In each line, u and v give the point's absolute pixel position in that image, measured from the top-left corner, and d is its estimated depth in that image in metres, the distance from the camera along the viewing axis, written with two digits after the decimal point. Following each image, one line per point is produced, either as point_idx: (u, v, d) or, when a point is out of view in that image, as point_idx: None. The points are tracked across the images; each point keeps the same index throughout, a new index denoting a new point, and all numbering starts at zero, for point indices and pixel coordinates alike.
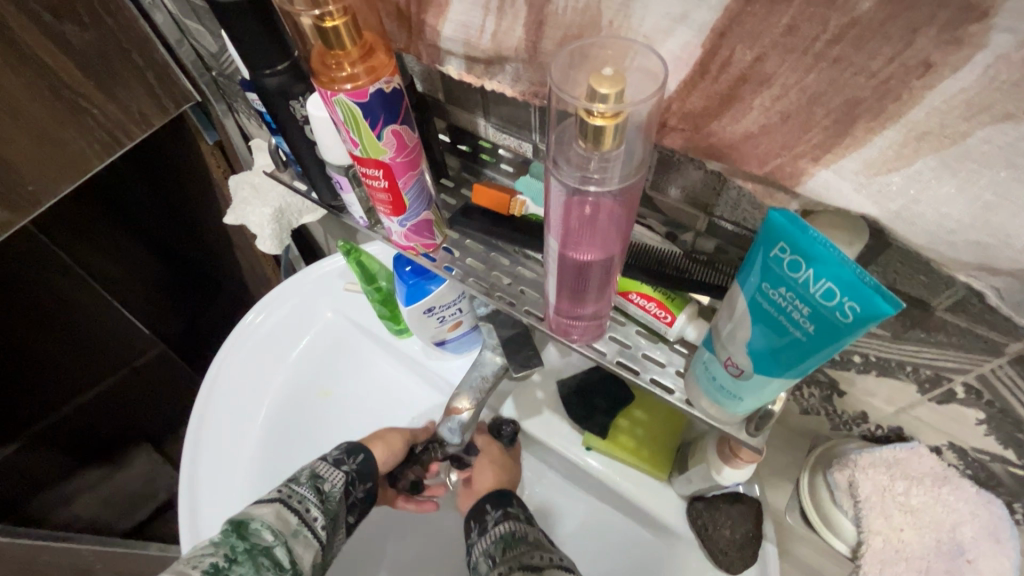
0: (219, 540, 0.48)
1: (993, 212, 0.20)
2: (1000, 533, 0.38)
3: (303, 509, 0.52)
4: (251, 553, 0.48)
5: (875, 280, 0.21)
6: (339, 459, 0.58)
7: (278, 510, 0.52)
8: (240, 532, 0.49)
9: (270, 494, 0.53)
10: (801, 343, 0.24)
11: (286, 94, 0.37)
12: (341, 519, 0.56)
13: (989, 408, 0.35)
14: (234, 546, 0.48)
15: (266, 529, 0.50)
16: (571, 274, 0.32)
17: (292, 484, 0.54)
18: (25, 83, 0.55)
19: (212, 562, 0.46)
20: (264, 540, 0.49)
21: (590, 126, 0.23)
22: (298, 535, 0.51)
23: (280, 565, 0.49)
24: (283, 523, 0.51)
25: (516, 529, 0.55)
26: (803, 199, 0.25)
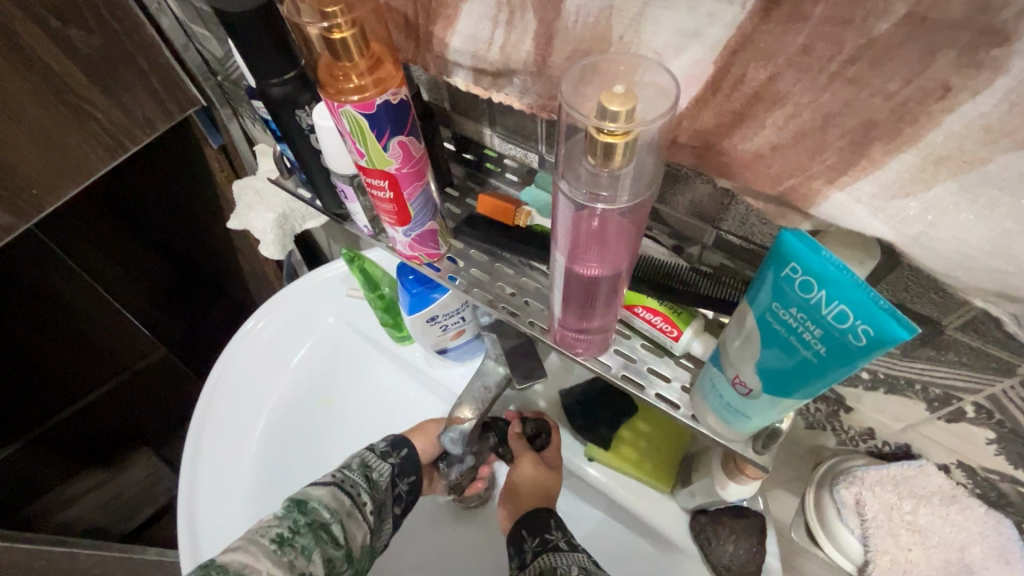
0: (282, 514, 0.49)
1: (1010, 237, 0.20)
2: (1009, 555, 0.38)
3: (355, 493, 0.54)
4: (312, 527, 0.49)
5: (889, 303, 0.20)
6: (386, 452, 0.60)
7: (332, 491, 0.53)
8: (300, 507, 0.50)
9: (325, 477, 0.54)
10: (812, 364, 0.24)
11: (292, 103, 0.36)
12: (387, 507, 0.57)
13: (999, 427, 0.35)
14: (296, 520, 0.49)
15: (322, 507, 0.50)
16: (578, 288, 0.32)
17: (347, 470, 0.56)
18: (31, 88, 0.55)
19: (277, 532, 0.47)
20: (322, 517, 0.50)
21: (600, 143, 0.22)
22: (352, 515, 0.52)
23: (337, 542, 0.50)
24: (338, 502, 0.52)
25: (561, 563, 0.51)
26: (814, 217, 0.24)
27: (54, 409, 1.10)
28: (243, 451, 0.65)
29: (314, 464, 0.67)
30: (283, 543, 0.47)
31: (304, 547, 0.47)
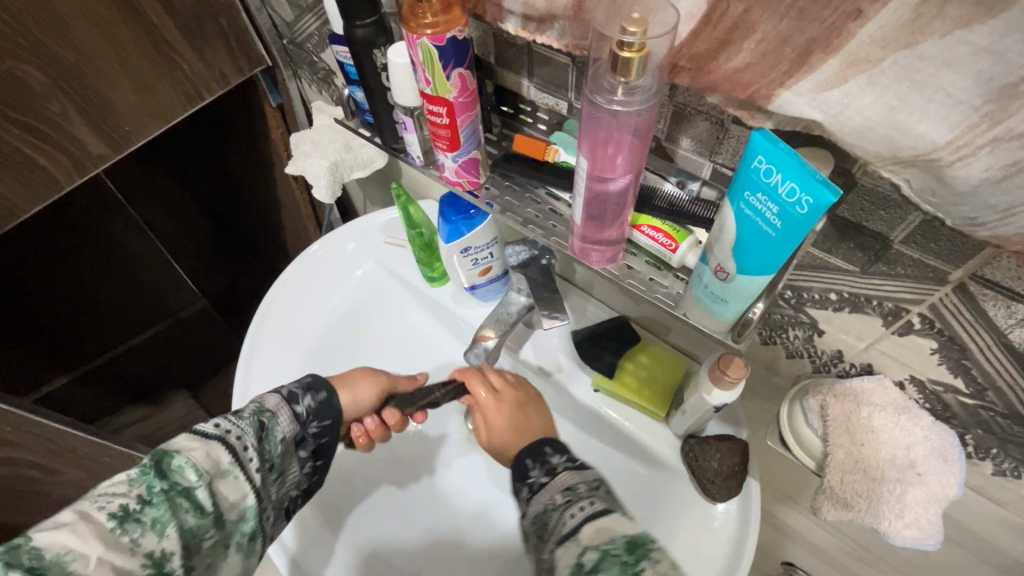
0: (137, 476, 0.42)
1: (914, 137, 0.27)
2: (949, 454, 0.46)
3: (240, 448, 0.47)
4: (169, 495, 0.41)
5: (826, 178, 0.28)
6: (292, 397, 0.54)
7: (211, 448, 0.45)
8: (160, 470, 0.42)
9: (206, 427, 0.47)
10: (771, 239, 0.32)
11: (371, 44, 0.45)
12: (287, 462, 0.52)
13: (940, 336, 0.41)
14: (151, 486, 0.41)
15: (188, 467, 0.43)
16: (595, 196, 0.39)
17: (237, 422, 0.48)
18: (133, 36, 0.64)
19: (120, 505, 0.40)
20: (185, 481, 0.42)
21: (619, 57, 0.30)
22: (225, 475, 0.45)
23: (201, 510, 0.43)
24: (212, 463, 0.44)
25: (548, 503, 0.47)
26: (776, 117, 0.32)
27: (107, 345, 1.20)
28: (287, 369, 0.73)
29: None
30: (129, 520, 0.40)
31: (153, 521, 0.40)
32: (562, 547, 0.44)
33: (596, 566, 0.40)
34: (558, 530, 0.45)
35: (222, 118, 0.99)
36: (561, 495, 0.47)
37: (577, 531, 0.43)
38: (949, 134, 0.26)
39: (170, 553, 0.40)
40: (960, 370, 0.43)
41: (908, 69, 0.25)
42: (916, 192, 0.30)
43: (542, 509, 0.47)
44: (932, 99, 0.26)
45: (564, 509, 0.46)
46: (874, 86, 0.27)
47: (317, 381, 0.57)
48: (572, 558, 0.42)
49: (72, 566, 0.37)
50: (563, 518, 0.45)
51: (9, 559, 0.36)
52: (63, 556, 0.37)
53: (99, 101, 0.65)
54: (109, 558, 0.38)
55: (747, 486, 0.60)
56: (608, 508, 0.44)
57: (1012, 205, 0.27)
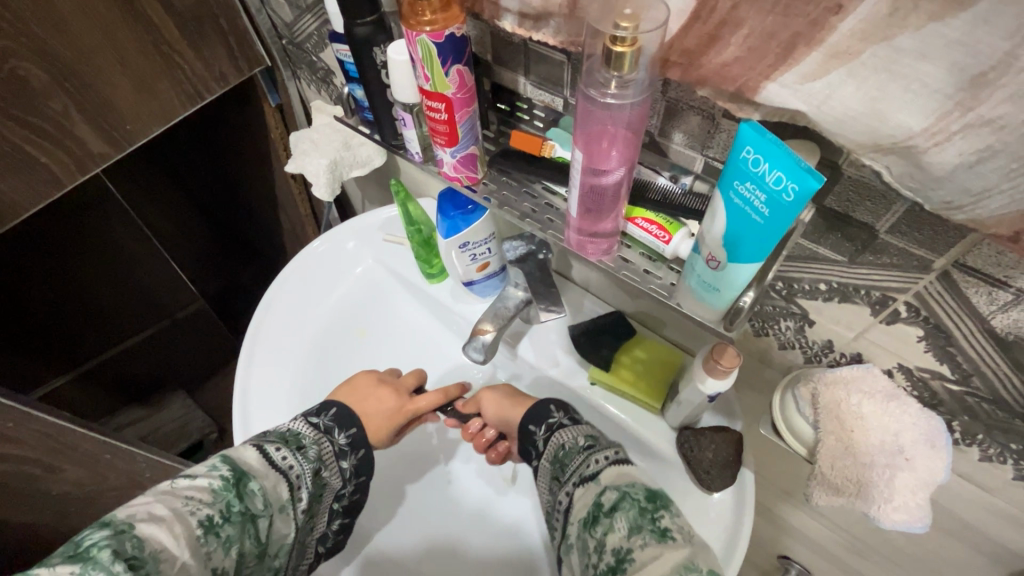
0: (218, 489, 0.43)
1: (894, 126, 0.28)
2: (937, 440, 0.47)
3: (296, 487, 0.48)
4: (243, 518, 0.43)
5: (810, 166, 0.29)
6: (342, 452, 0.54)
7: (277, 480, 0.47)
8: (239, 491, 0.44)
9: (274, 456, 0.48)
10: (759, 227, 0.33)
11: (371, 42, 0.46)
12: (321, 509, 0.53)
13: (925, 324, 0.43)
14: (231, 505, 0.43)
15: (260, 496, 0.45)
16: (591, 189, 0.40)
17: (300, 458, 0.50)
18: (135, 36, 0.65)
19: (206, 515, 0.42)
20: (255, 508, 0.44)
21: (613, 51, 0.31)
22: (283, 512, 0.47)
23: (258, 539, 0.45)
24: (276, 497, 0.46)
25: (566, 442, 0.53)
26: (763, 109, 0.33)
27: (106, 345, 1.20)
28: (287, 364, 0.74)
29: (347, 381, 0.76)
30: (210, 530, 0.41)
31: (225, 539, 0.42)
32: (582, 485, 0.48)
33: (616, 505, 0.44)
34: (576, 474, 0.49)
35: (220, 118, 1.00)
36: (583, 440, 0.52)
37: (599, 474, 0.48)
38: (925, 121, 0.27)
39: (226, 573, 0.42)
40: (945, 357, 0.44)
41: (885, 59, 0.27)
42: (896, 179, 0.31)
43: (562, 447, 0.53)
44: (910, 90, 0.27)
45: (586, 456, 0.51)
46: (855, 77, 0.28)
47: (347, 416, 0.55)
48: (593, 495, 0.47)
49: (161, 565, 0.38)
50: (586, 463, 0.50)
51: (115, 546, 0.37)
52: (157, 553, 0.38)
53: (101, 100, 0.66)
54: (187, 566, 0.39)
55: (742, 476, 0.61)
56: (624, 457, 0.49)
57: (987, 189, 0.28)
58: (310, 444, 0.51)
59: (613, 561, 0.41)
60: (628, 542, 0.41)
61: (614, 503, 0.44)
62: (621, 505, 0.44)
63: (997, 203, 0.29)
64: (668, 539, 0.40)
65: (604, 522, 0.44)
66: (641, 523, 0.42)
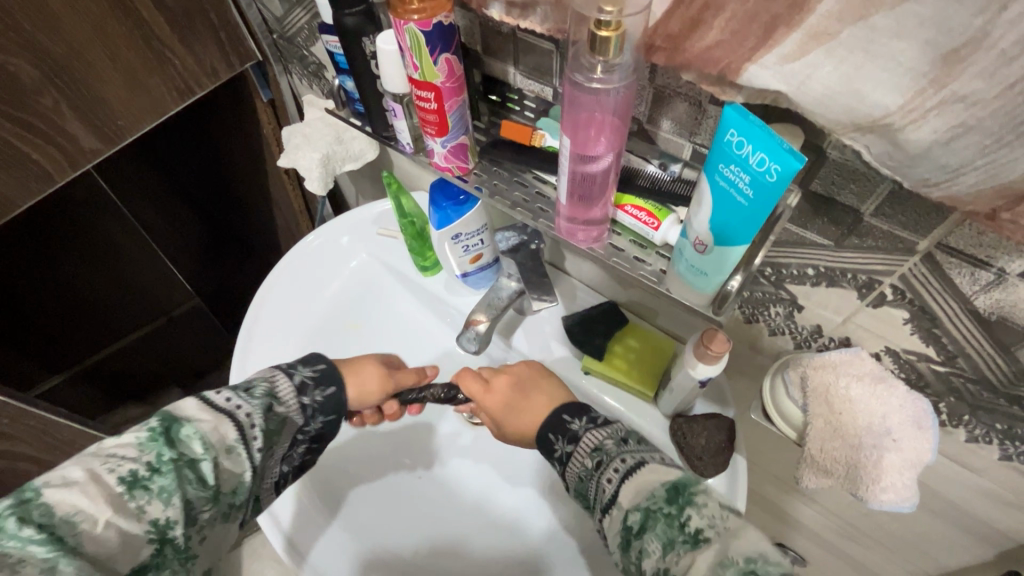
0: (146, 441, 0.43)
1: (873, 108, 0.29)
2: (923, 422, 0.48)
3: (246, 424, 0.47)
4: (176, 466, 0.42)
5: (792, 146, 0.29)
6: (303, 385, 0.53)
7: (219, 421, 0.46)
8: (168, 438, 0.43)
9: (216, 400, 0.47)
10: (744, 209, 0.33)
11: (360, 32, 0.46)
12: (287, 446, 0.52)
13: (911, 306, 0.43)
14: (160, 454, 0.42)
15: (196, 439, 0.44)
16: (579, 175, 0.41)
17: (246, 398, 0.49)
18: (125, 31, 0.65)
19: (130, 470, 0.41)
20: (191, 453, 0.43)
21: (597, 36, 0.32)
22: (231, 453, 0.46)
23: (203, 483, 0.44)
24: (220, 438, 0.45)
25: (578, 472, 0.49)
26: (746, 92, 0.33)
27: (100, 343, 1.20)
28: (282, 357, 0.74)
29: None
30: (135, 484, 0.41)
31: (159, 490, 0.41)
32: (607, 513, 0.45)
33: (643, 525, 0.41)
34: (599, 500, 0.46)
35: (212, 114, 0.99)
36: (592, 461, 0.48)
37: (617, 498, 0.44)
38: (901, 99, 0.28)
39: (172, 521, 0.42)
40: (931, 339, 0.44)
41: (862, 39, 0.27)
42: (877, 158, 0.32)
43: (577, 479, 0.49)
44: (887, 70, 0.27)
45: (598, 476, 0.47)
46: (833, 58, 0.28)
47: (331, 374, 0.56)
48: (618, 520, 0.43)
49: (78, 527, 0.38)
50: (602, 484, 0.46)
51: (20, 513, 0.37)
52: (70, 516, 0.38)
53: (91, 95, 0.66)
54: (115, 523, 0.39)
55: (735, 461, 0.62)
56: (644, 461, 0.45)
57: (962, 164, 0.29)
58: (256, 383, 0.51)
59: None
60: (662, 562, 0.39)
61: (638, 522, 0.42)
62: (647, 524, 0.41)
63: (973, 180, 0.29)
64: (701, 543, 0.38)
65: (636, 546, 0.41)
66: (671, 536, 0.40)
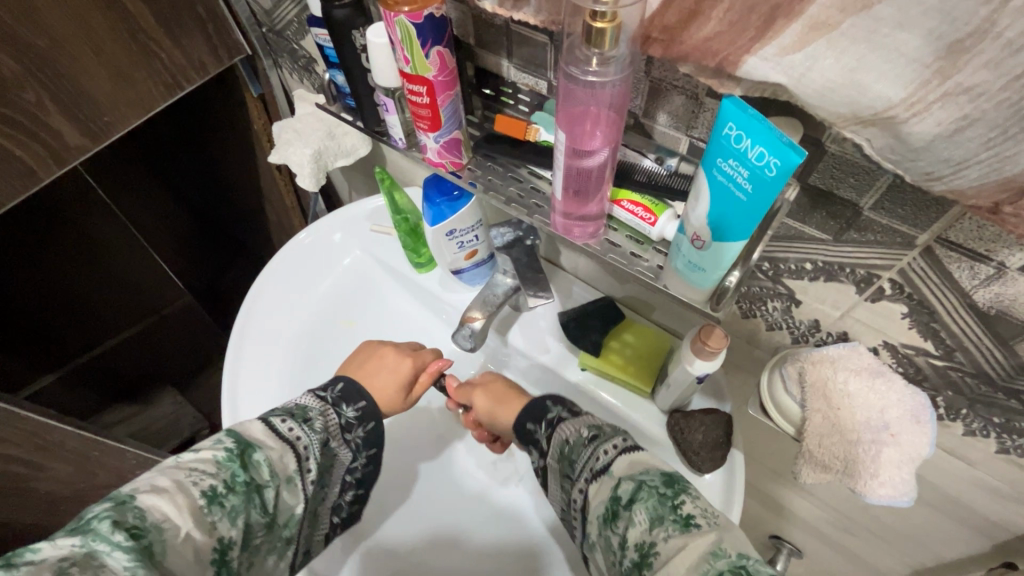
0: (224, 460, 0.43)
1: (875, 100, 0.28)
2: (922, 416, 0.47)
3: (304, 456, 0.48)
4: (249, 487, 0.43)
5: (791, 139, 0.29)
6: (348, 425, 0.53)
7: (283, 451, 0.46)
8: (243, 461, 0.44)
9: (280, 427, 0.48)
10: (743, 204, 0.33)
11: (350, 24, 0.45)
12: (333, 481, 0.52)
13: (909, 300, 0.43)
14: (235, 475, 0.43)
15: (265, 466, 0.44)
16: (575, 170, 0.40)
17: (307, 430, 0.49)
18: (109, 25, 0.63)
19: (210, 485, 0.41)
20: (260, 479, 0.44)
21: (593, 27, 0.31)
22: (290, 483, 0.46)
23: (264, 509, 0.44)
24: (282, 467, 0.46)
25: (570, 436, 0.49)
26: (745, 84, 0.33)
27: (91, 343, 1.19)
28: (275, 356, 0.73)
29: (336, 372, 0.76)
30: (213, 499, 0.41)
31: (230, 509, 0.42)
32: (595, 482, 0.45)
33: (633, 498, 0.42)
34: (588, 467, 0.46)
35: (201, 109, 0.98)
36: (587, 432, 0.48)
37: (611, 466, 0.45)
38: (903, 91, 0.27)
39: (233, 542, 0.42)
40: (929, 333, 0.44)
41: (864, 30, 0.26)
42: (876, 151, 0.31)
43: (565, 442, 0.49)
44: (889, 61, 0.27)
45: (594, 446, 0.47)
46: (834, 48, 0.28)
47: (354, 390, 0.54)
48: (607, 489, 0.44)
49: (165, 535, 0.38)
50: (595, 455, 0.46)
51: (116, 516, 0.37)
52: (160, 522, 0.38)
53: (76, 89, 0.65)
54: (193, 537, 0.39)
55: (732, 456, 0.62)
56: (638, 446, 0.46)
57: (965, 157, 0.28)
58: (314, 417, 0.50)
59: (638, 558, 0.39)
60: (650, 535, 0.39)
61: (631, 495, 0.42)
62: (639, 498, 0.41)
63: (975, 173, 0.29)
64: (691, 528, 0.38)
65: (624, 516, 0.41)
66: (662, 514, 0.40)
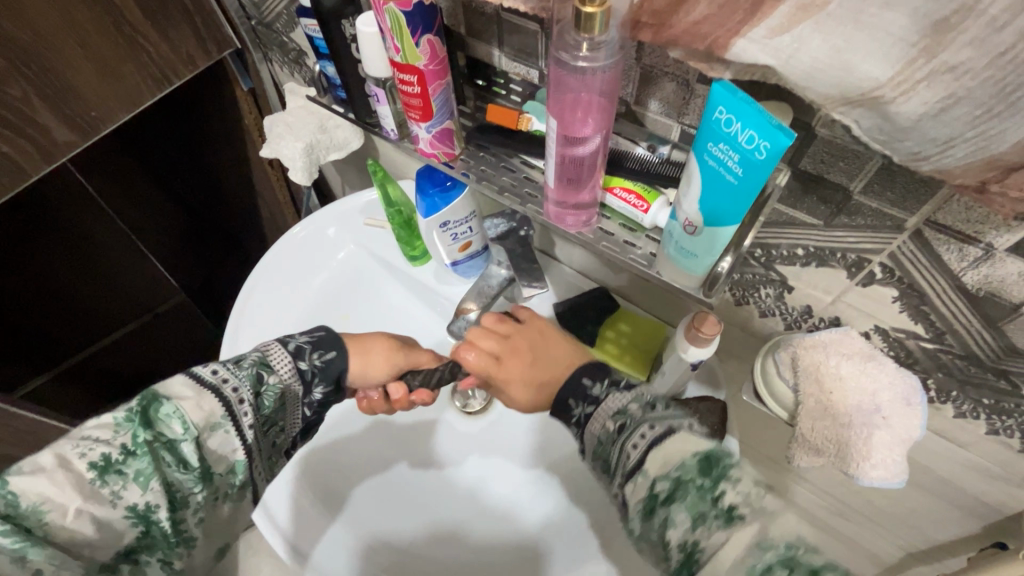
0: (122, 423, 0.42)
1: (860, 79, 0.28)
2: (912, 398, 0.48)
3: (236, 401, 0.46)
4: (152, 448, 0.41)
5: (780, 122, 0.29)
6: (298, 351, 0.51)
7: (201, 397, 0.44)
8: (146, 419, 0.42)
9: (203, 375, 0.46)
10: (734, 188, 0.33)
11: (339, 14, 0.45)
12: (290, 416, 0.50)
13: (899, 284, 0.43)
14: (135, 437, 0.41)
15: (175, 418, 0.43)
16: (567, 158, 0.40)
17: (234, 369, 0.47)
18: (95, 17, 0.63)
19: (103, 454, 0.40)
20: (170, 434, 0.42)
21: (583, 13, 0.31)
22: (215, 431, 0.44)
23: (184, 465, 0.43)
24: (202, 416, 0.44)
25: (599, 434, 0.44)
26: (734, 67, 0.33)
27: (84, 341, 1.19)
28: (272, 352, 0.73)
29: None
30: (108, 468, 0.40)
31: (135, 474, 0.40)
32: (630, 482, 0.41)
33: (672, 496, 0.38)
34: (621, 466, 0.42)
35: (191, 104, 0.97)
36: (615, 423, 0.43)
37: (644, 466, 0.40)
38: (890, 71, 0.27)
39: (153, 505, 0.41)
40: (919, 317, 0.45)
41: (852, 9, 0.26)
42: (865, 132, 0.31)
43: (597, 441, 0.44)
44: (873, 39, 0.27)
45: (623, 439, 0.42)
46: (822, 29, 0.28)
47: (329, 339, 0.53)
48: (643, 490, 0.40)
49: (46, 516, 0.38)
50: (625, 451, 0.41)
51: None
52: (38, 505, 0.38)
53: (62, 84, 0.64)
54: (88, 510, 0.39)
55: (727, 443, 0.63)
56: (673, 428, 0.40)
57: (952, 136, 0.29)
58: (247, 355, 0.49)
59: (683, 557, 0.38)
60: (693, 536, 0.37)
61: (670, 494, 0.38)
62: (678, 496, 0.38)
63: (961, 152, 0.29)
64: (736, 521, 0.36)
65: (662, 515, 0.38)
66: (704, 510, 0.37)
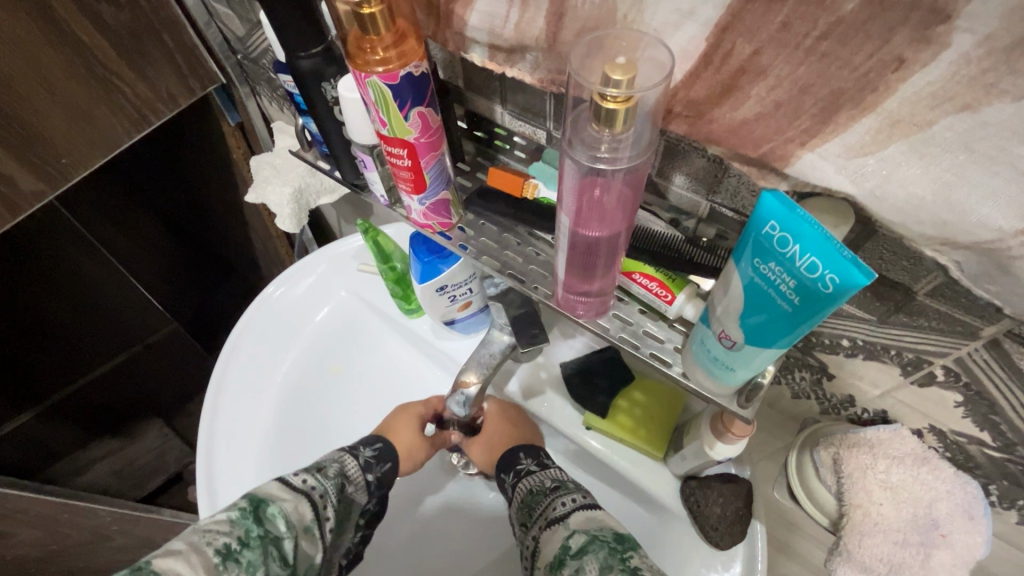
0: (236, 518, 0.43)
1: (953, 189, 0.24)
2: (974, 511, 0.42)
3: (321, 505, 0.49)
4: (264, 541, 0.43)
5: (852, 253, 0.23)
6: (367, 464, 0.58)
7: (298, 501, 0.48)
8: (257, 515, 0.44)
9: (294, 481, 0.49)
10: (787, 313, 0.27)
11: (319, 76, 0.39)
12: (345, 532, 0.54)
13: (966, 390, 0.37)
14: (249, 530, 0.43)
15: (281, 518, 0.45)
16: (580, 250, 0.35)
17: (321, 479, 0.51)
18: (61, 60, 0.57)
19: (223, 543, 0.41)
20: (276, 531, 0.44)
21: (603, 109, 0.25)
22: (308, 532, 0.47)
23: (285, 561, 0.44)
24: (299, 517, 0.47)
25: (534, 487, 0.56)
26: (794, 180, 0.29)
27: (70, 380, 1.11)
28: (257, 416, 0.67)
29: (324, 430, 0.70)
30: (228, 557, 0.41)
31: (247, 564, 0.41)
32: (549, 528, 0.49)
33: (584, 548, 0.45)
34: (544, 516, 0.51)
35: (180, 135, 0.90)
36: (550, 484, 0.56)
37: (566, 517, 0.49)
38: (1017, 221, 0.24)
39: None
40: (986, 424, 0.38)
41: (965, 134, 0.22)
42: (969, 274, 0.28)
43: (529, 492, 0.56)
44: (970, 155, 0.23)
45: (553, 501, 0.52)
46: (923, 155, 0.24)
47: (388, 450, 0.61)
48: (560, 537, 0.48)
49: None
50: (552, 505, 0.51)
51: None
52: None
53: (28, 131, 0.58)
54: None
55: (752, 528, 0.55)
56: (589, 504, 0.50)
57: None
58: (326, 464, 0.54)
59: None
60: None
61: (581, 547, 0.45)
62: (589, 548, 0.44)
63: None
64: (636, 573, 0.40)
65: (573, 564, 0.44)
66: (611, 563, 0.42)
